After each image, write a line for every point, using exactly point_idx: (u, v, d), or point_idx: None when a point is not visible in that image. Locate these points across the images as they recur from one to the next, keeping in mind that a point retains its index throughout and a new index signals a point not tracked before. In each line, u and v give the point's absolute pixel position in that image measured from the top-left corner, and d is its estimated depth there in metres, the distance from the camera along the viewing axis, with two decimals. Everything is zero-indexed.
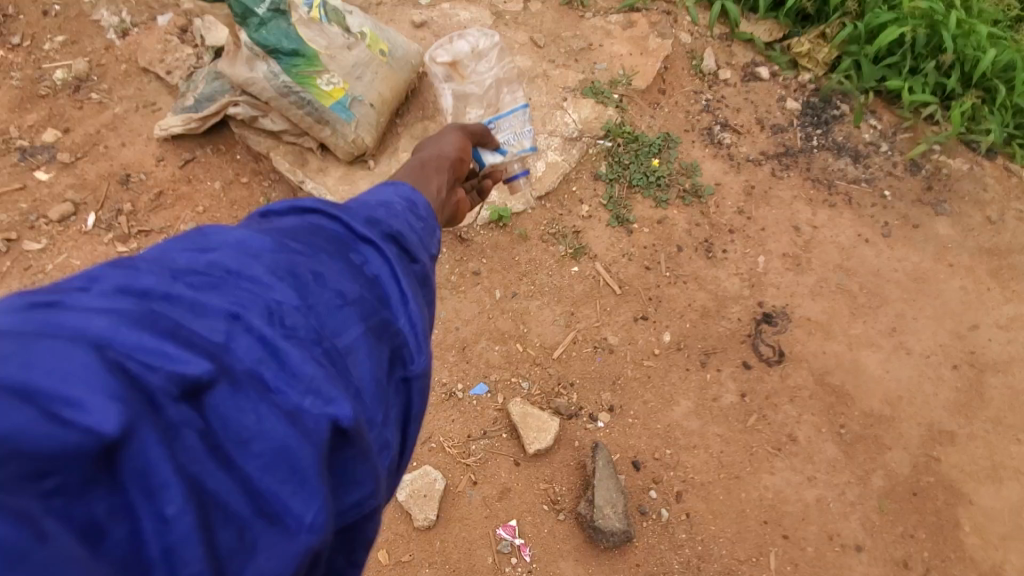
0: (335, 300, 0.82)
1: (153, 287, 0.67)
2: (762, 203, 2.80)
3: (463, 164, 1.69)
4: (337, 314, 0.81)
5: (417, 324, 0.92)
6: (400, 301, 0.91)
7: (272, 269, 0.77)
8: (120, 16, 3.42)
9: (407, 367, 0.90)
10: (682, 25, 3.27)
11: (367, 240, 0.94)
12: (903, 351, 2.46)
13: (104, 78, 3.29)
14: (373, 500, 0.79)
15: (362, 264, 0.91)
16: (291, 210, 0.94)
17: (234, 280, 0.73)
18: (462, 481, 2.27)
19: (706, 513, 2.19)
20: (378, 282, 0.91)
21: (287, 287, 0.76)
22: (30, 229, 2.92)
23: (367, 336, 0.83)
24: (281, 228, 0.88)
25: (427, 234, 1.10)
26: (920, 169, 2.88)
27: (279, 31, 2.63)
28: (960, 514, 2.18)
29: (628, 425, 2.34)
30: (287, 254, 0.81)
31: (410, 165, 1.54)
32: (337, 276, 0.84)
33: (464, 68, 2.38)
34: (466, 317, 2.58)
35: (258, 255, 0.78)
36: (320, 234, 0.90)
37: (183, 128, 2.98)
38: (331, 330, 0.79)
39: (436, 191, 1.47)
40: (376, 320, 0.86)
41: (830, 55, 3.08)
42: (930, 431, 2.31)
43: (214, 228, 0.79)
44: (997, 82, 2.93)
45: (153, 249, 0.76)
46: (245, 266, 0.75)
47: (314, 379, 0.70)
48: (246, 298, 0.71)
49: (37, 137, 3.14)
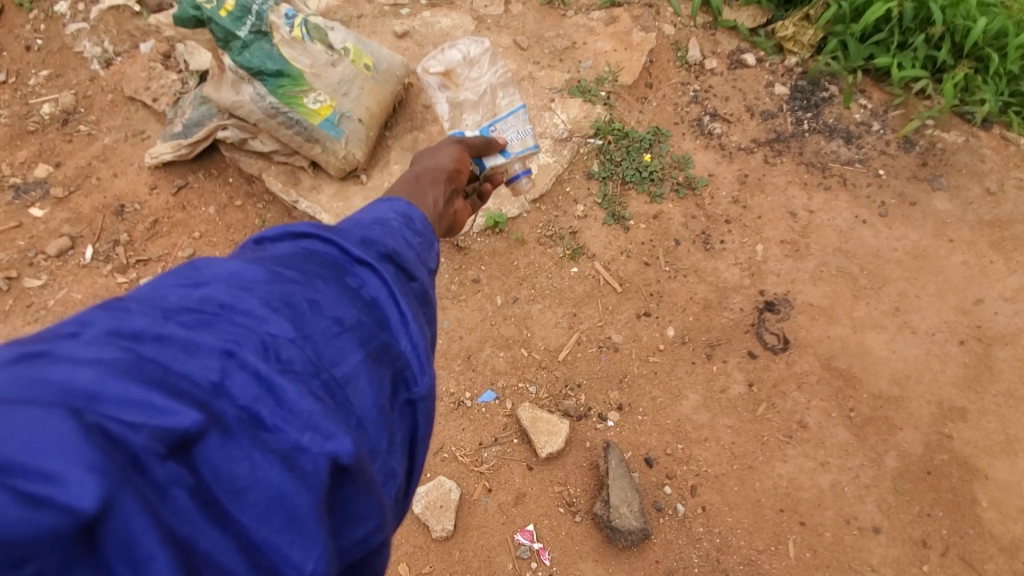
0: (332, 327, 0.82)
1: (143, 329, 0.65)
2: (757, 191, 2.80)
3: (461, 175, 1.68)
4: (335, 343, 0.81)
5: (418, 344, 0.93)
6: (400, 322, 0.93)
7: (266, 300, 0.77)
8: (103, 47, 3.41)
9: (412, 390, 0.92)
10: (665, 17, 3.26)
11: (363, 261, 0.94)
12: (908, 330, 2.46)
13: (92, 110, 3.29)
14: (378, 535, 0.82)
15: (359, 287, 0.91)
16: (286, 236, 0.95)
17: (228, 315, 0.72)
18: (476, 489, 2.27)
19: (721, 505, 2.19)
20: (377, 305, 0.92)
21: (282, 318, 0.76)
22: (29, 266, 2.92)
23: (367, 362, 0.85)
24: (276, 256, 0.88)
25: (425, 248, 1.13)
26: (913, 146, 2.88)
27: (262, 53, 2.65)
28: (976, 489, 2.18)
29: (638, 422, 2.35)
30: (281, 283, 0.81)
31: (406, 179, 1.54)
32: (333, 302, 0.85)
33: (458, 77, 2.24)
34: (469, 325, 2.58)
35: (251, 287, 0.77)
36: (315, 259, 0.91)
37: (173, 155, 2.98)
38: (329, 359, 0.80)
39: (432, 204, 1.46)
40: (376, 344, 0.88)
41: (815, 36, 3.08)
42: (941, 408, 2.31)
43: (208, 261, 0.79)
44: (989, 51, 2.92)
45: (145, 285, 0.76)
46: (238, 299, 0.75)
47: (312, 415, 0.70)
48: (240, 333, 0.71)
49: (29, 173, 3.15)
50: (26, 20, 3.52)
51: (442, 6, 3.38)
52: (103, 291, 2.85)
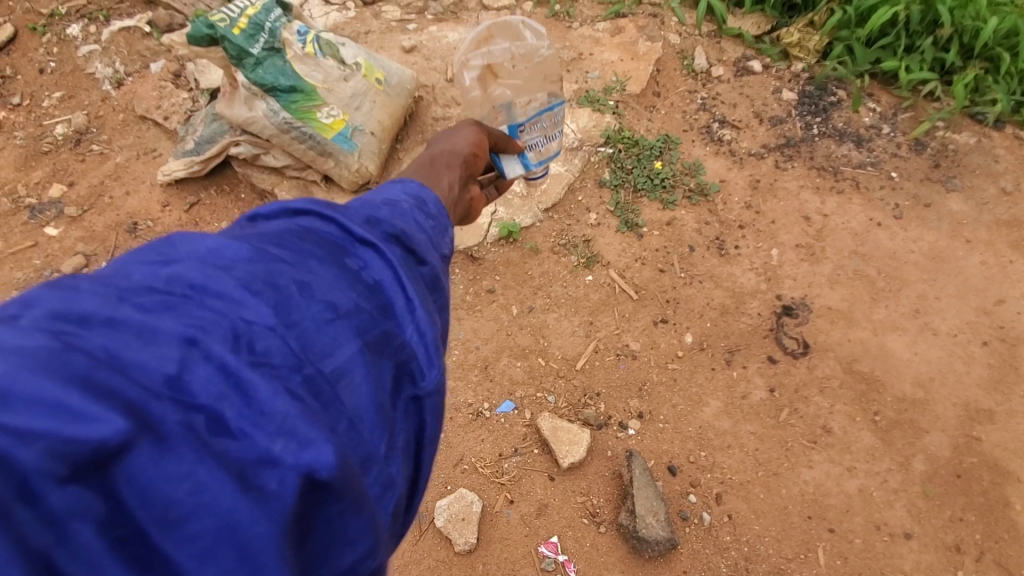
0: (324, 314, 0.78)
1: (94, 311, 0.61)
2: (770, 196, 2.80)
3: (478, 159, 1.68)
4: (325, 331, 0.77)
5: (425, 332, 0.90)
6: (406, 309, 0.89)
7: (245, 283, 0.73)
8: (115, 67, 3.44)
9: (418, 385, 0.89)
10: (670, 26, 3.29)
11: (365, 241, 0.91)
12: (929, 332, 2.44)
13: (104, 129, 3.31)
14: (371, 558, 0.76)
15: (359, 270, 0.88)
16: (282, 213, 0.92)
17: (196, 300, 0.68)
18: (498, 501, 2.24)
19: (748, 513, 2.16)
20: (381, 288, 0.89)
21: (263, 302, 0.72)
22: (44, 285, 2.92)
23: (363, 353, 0.80)
24: (265, 235, 0.85)
25: (438, 231, 1.12)
26: (924, 148, 2.88)
27: (275, 69, 2.67)
28: (1009, 493, 2.14)
29: (659, 430, 2.32)
30: (266, 265, 0.77)
31: (422, 162, 1.55)
32: (326, 287, 0.81)
33: (500, 70, 2.05)
34: (485, 336, 2.56)
35: (229, 267, 0.74)
36: (310, 238, 0.88)
37: (186, 172, 2.99)
38: (318, 350, 0.75)
39: (447, 188, 1.48)
40: (374, 334, 0.83)
41: (820, 42, 3.11)
42: (967, 411, 2.29)
43: (183, 236, 0.76)
44: (999, 51, 2.94)
45: (117, 262, 0.73)
46: (212, 280, 0.71)
47: (287, 419, 0.65)
48: (208, 320, 0.67)
49: (43, 194, 3.16)
50: (39, 44, 3.56)
51: (448, 20, 3.42)
52: None
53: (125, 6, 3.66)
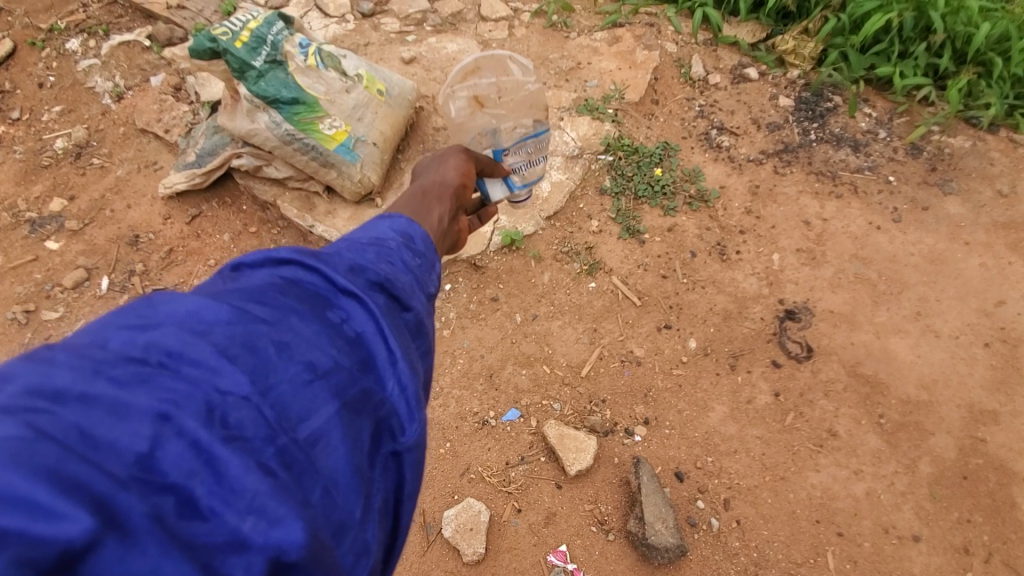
0: (302, 375, 0.78)
1: (68, 388, 0.61)
2: (769, 201, 2.82)
3: (467, 189, 1.71)
4: (303, 394, 0.77)
5: (406, 386, 0.91)
6: (388, 361, 0.90)
7: (223, 348, 0.73)
8: (115, 81, 3.45)
9: (397, 440, 0.89)
10: (667, 35, 3.33)
11: (348, 292, 0.91)
12: (931, 334, 2.46)
13: (104, 143, 3.32)
14: None
15: (341, 322, 0.88)
16: (265, 261, 0.91)
17: (172, 370, 0.68)
18: (506, 510, 2.23)
19: (756, 518, 2.15)
20: (362, 340, 0.89)
21: (239, 368, 0.72)
22: (46, 299, 2.91)
23: (341, 414, 0.80)
24: (246, 288, 0.85)
25: (424, 269, 1.14)
26: (921, 152, 2.92)
27: (278, 82, 2.69)
28: (1015, 494, 2.15)
29: (665, 436, 2.32)
30: (244, 326, 0.77)
31: (413, 193, 1.57)
32: (305, 346, 0.81)
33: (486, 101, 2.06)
34: (490, 344, 2.57)
35: (207, 331, 0.73)
36: (292, 291, 0.87)
37: (187, 184, 3.00)
38: (295, 415, 0.75)
39: (437, 221, 1.49)
40: (352, 393, 0.84)
41: (815, 49, 3.15)
42: (972, 412, 2.30)
43: (164, 296, 0.75)
44: (992, 56, 2.98)
45: (94, 323, 0.72)
46: (190, 346, 0.70)
47: (257, 496, 0.65)
48: (182, 394, 0.66)
49: (44, 208, 3.16)
50: (39, 59, 3.58)
51: (447, 32, 3.45)
52: None
53: (124, 20, 3.67)
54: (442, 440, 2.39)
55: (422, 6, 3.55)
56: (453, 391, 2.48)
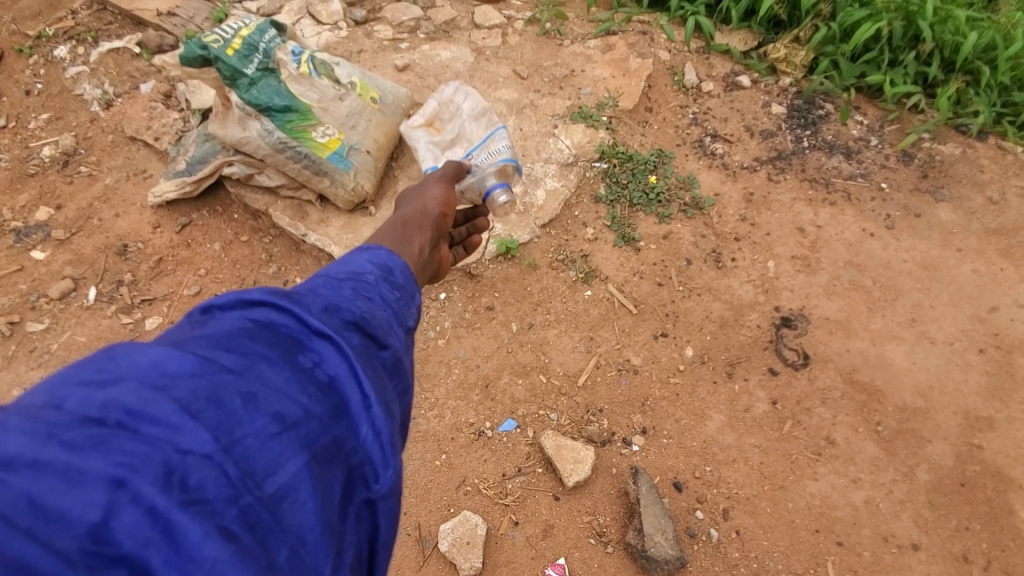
0: (269, 428, 0.77)
1: (18, 454, 0.60)
2: (764, 208, 2.83)
3: (447, 219, 1.71)
4: (269, 448, 0.75)
5: (380, 431, 0.89)
6: (362, 407, 0.89)
7: (186, 403, 0.71)
8: (104, 88, 3.41)
9: (371, 488, 0.87)
10: (659, 43, 3.34)
11: (322, 334, 0.91)
12: (926, 341, 2.46)
13: (92, 151, 3.27)
14: None
15: (312, 367, 0.87)
16: (236, 302, 0.89)
17: (130, 431, 0.66)
18: (503, 523, 2.20)
19: (756, 528, 2.14)
20: (335, 384, 0.88)
21: (202, 425, 0.71)
22: (31, 310, 2.85)
23: (310, 466, 0.79)
24: (213, 334, 0.83)
25: (404, 302, 1.15)
26: (912, 159, 2.94)
27: (270, 89, 2.66)
28: (1012, 500, 2.15)
29: (663, 446, 2.30)
30: (209, 378, 0.75)
31: (393, 224, 1.56)
32: (273, 396, 0.79)
33: None
34: (485, 354, 2.54)
35: (169, 386, 0.72)
36: (262, 335, 0.86)
37: (177, 193, 2.95)
38: (260, 470, 0.73)
39: (418, 251, 1.48)
40: (323, 443, 0.82)
41: (807, 57, 3.17)
42: (967, 419, 2.30)
43: (126, 348, 0.74)
44: (980, 64, 3.02)
45: (54, 378, 0.71)
46: (151, 404, 0.69)
47: (217, 564, 0.64)
48: (139, 456, 0.65)
49: (30, 217, 3.10)
50: (26, 66, 3.53)
51: (440, 39, 3.44)
52: (107, 333, 2.78)
53: (114, 27, 3.63)
54: (437, 452, 2.35)
55: (415, 14, 3.54)
56: (448, 402, 2.45)
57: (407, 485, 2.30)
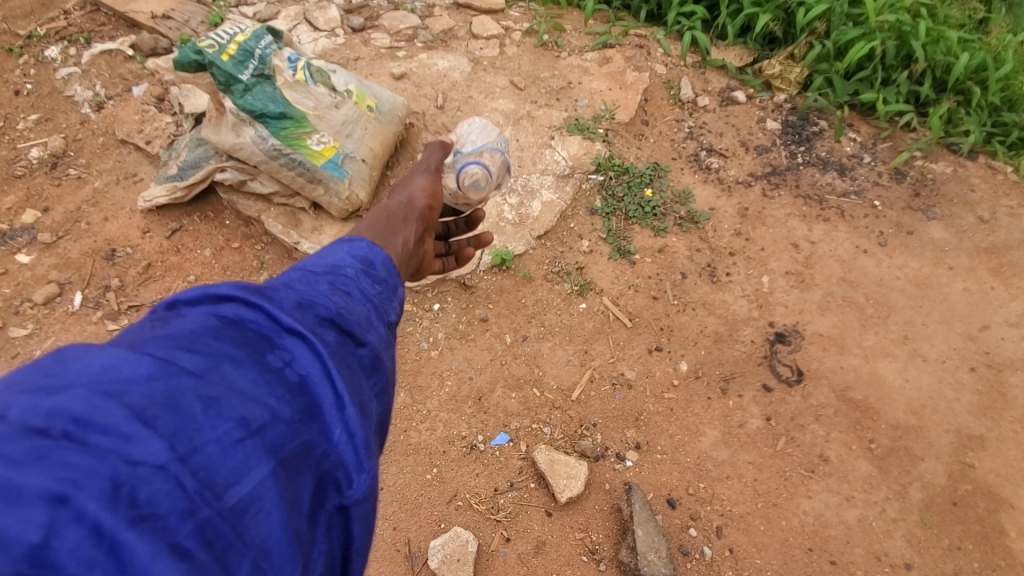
0: (231, 434, 0.71)
1: None
2: (758, 223, 2.83)
3: (433, 211, 1.71)
4: (231, 455, 0.70)
5: (354, 434, 0.84)
6: (335, 407, 0.84)
7: (140, 410, 0.66)
8: (95, 90, 3.36)
9: (344, 494, 0.82)
10: (656, 57, 3.36)
11: (293, 331, 0.86)
12: (919, 358, 2.48)
13: (81, 153, 3.21)
14: None
15: (282, 367, 0.83)
16: (203, 298, 0.85)
17: (76, 441, 0.61)
18: (494, 539, 2.17)
19: (749, 547, 2.12)
20: (307, 385, 0.84)
21: (156, 433, 0.65)
22: (14, 315, 2.78)
23: (276, 473, 0.73)
24: (176, 333, 0.78)
25: (385, 296, 1.13)
26: (905, 177, 2.97)
27: (265, 96, 2.64)
28: (1003, 520, 2.16)
29: (657, 461, 2.29)
30: (168, 382, 0.70)
31: (378, 215, 1.53)
32: (236, 399, 0.74)
33: None
34: (479, 366, 2.51)
35: (121, 392, 0.66)
36: (228, 334, 0.81)
37: (168, 197, 2.90)
38: (221, 480, 0.68)
39: (403, 244, 1.45)
40: (291, 448, 0.77)
41: (801, 74, 3.21)
42: (960, 437, 2.31)
43: (78, 352, 0.69)
44: (971, 85, 3.06)
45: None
46: (100, 411, 0.64)
47: None
48: (84, 471, 0.59)
49: (15, 219, 3.03)
50: (16, 65, 3.47)
51: (438, 48, 3.43)
52: (93, 339, 2.73)
53: (107, 29, 3.59)
54: (428, 466, 2.32)
55: (412, 22, 3.54)
56: (440, 415, 2.42)
57: (398, 499, 2.26)
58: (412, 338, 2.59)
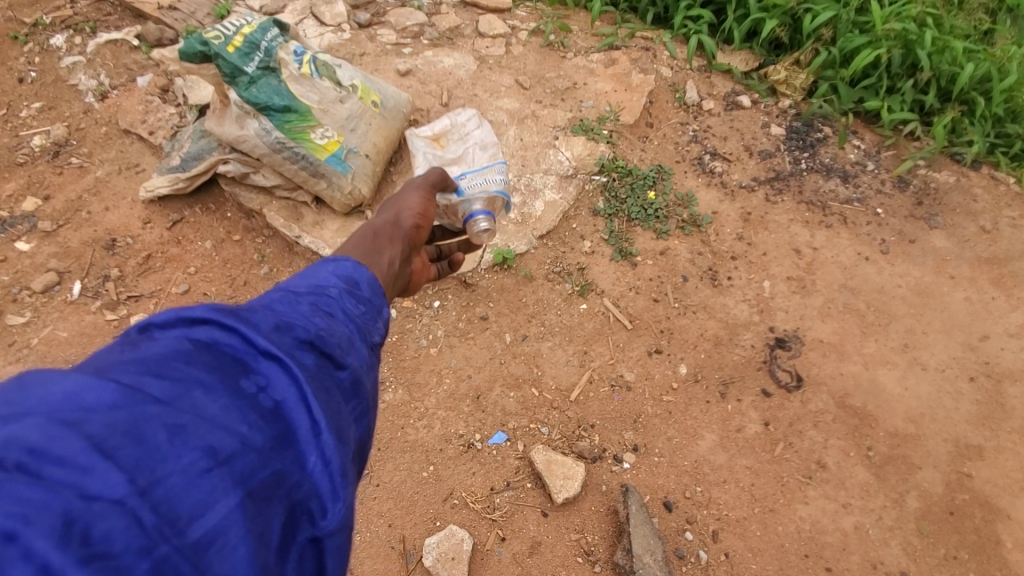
0: (197, 464, 0.70)
1: None
2: (761, 228, 2.83)
3: (420, 231, 1.69)
4: (196, 487, 0.69)
5: (330, 461, 0.83)
6: (311, 433, 0.83)
7: (100, 440, 0.64)
8: (99, 79, 3.35)
9: (317, 524, 0.81)
10: (662, 60, 3.36)
11: (269, 354, 0.85)
12: (918, 367, 2.47)
13: (84, 142, 3.20)
14: None
15: (256, 392, 0.81)
16: (176, 321, 0.83)
17: (29, 475, 0.59)
18: (490, 538, 2.16)
19: (745, 551, 2.12)
20: (282, 411, 0.82)
21: (116, 465, 0.64)
22: (12, 303, 2.77)
23: (243, 506, 0.72)
24: (145, 358, 0.77)
25: (370, 316, 1.13)
26: (908, 185, 2.98)
27: (270, 88, 2.63)
28: (999, 530, 2.16)
29: (654, 464, 2.28)
30: (131, 411, 0.69)
31: (363, 234, 1.52)
32: (204, 428, 0.73)
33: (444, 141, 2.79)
34: (477, 364, 2.50)
35: (82, 421, 0.65)
36: (200, 358, 0.80)
37: (169, 188, 2.89)
38: (184, 514, 0.66)
39: (388, 264, 1.45)
40: (261, 478, 0.75)
41: (807, 80, 3.21)
42: (957, 447, 2.31)
43: (40, 379, 0.68)
44: (975, 95, 3.07)
45: None
46: (57, 442, 0.62)
47: None
48: (35, 505, 0.57)
49: (15, 207, 3.02)
50: (20, 53, 3.46)
51: (444, 45, 3.43)
52: (91, 329, 2.72)
53: (112, 19, 3.59)
54: (424, 464, 2.31)
55: (419, 20, 3.53)
56: (438, 412, 2.41)
57: (393, 496, 2.25)
58: (412, 335, 2.58)
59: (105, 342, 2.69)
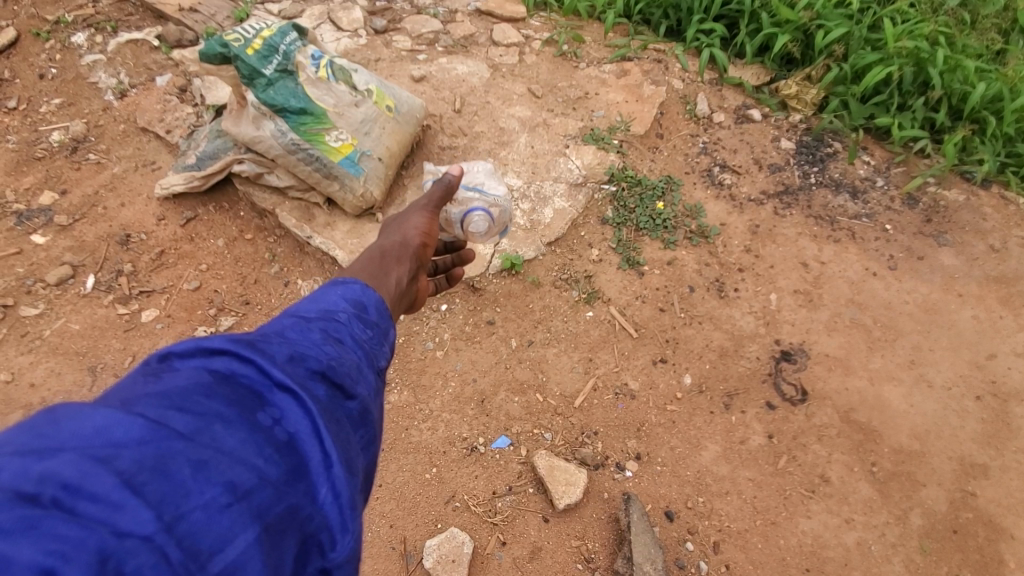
0: (219, 499, 0.72)
1: None
2: (769, 241, 2.84)
3: (428, 248, 1.72)
4: (217, 522, 0.70)
5: (341, 493, 0.85)
6: (323, 466, 0.85)
7: (130, 476, 0.66)
8: (119, 78, 3.42)
9: (327, 556, 0.83)
10: (674, 72, 3.39)
11: (284, 387, 0.87)
12: (925, 384, 2.47)
13: (102, 139, 3.26)
14: None
15: (271, 425, 0.83)
16: (196, 351, 0.85)
17: (64, 513, 0.61)
18: (490, 542, 2.17)
19: (744, 563, 2.11)
20: (295, 443, 0.84)
21: (145, 501, 0.66)
22: (26, 294, 2.82)
23: (261, 540, 0.74)
24: (168, 391, 0.78)
25: (376, 341, 1.15)
26: (917, 203, 2.98)
27: (286, 90, 2.68)
28: (1003, 550, 2.14)
29: (657, 473, 2.29)
30: (157, 446, 0.70)
31: (372, 254, 1.57)
32: (225, 462, 0.75)
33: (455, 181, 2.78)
34: (483, 368, 2.52)
35: (112, 456, 0.67)
36: (220, 391, 0.82)
37: (183, 186, 2.93)
38: (206, 548, 0.68)
39: (395, 284, 1.49)
40: (277, 512, 0.77)
41: (818, 96, 3.22)
42: (963, 465, 2.30)
43: (70, 413, 0.69)
44: (987, 114, 3.07)
45: None
46: (91, 477, 0.64)
47: None
48: (73, 542, 0.59)
49: (33, 200, 3.08)
50: (42, 49, 3.52)
51: (458, 53, 3.48)
52: (103, 322, 2.76)
53: (134, 19, 3.66)
54: (427, 465, 2.32)
55: (434, 27, 3.59)
56: (442, 415, 2.42)
57: (396, 497, 2.26)
58: (418, 337, 2.60)
59: (116, 335, 2.73)
